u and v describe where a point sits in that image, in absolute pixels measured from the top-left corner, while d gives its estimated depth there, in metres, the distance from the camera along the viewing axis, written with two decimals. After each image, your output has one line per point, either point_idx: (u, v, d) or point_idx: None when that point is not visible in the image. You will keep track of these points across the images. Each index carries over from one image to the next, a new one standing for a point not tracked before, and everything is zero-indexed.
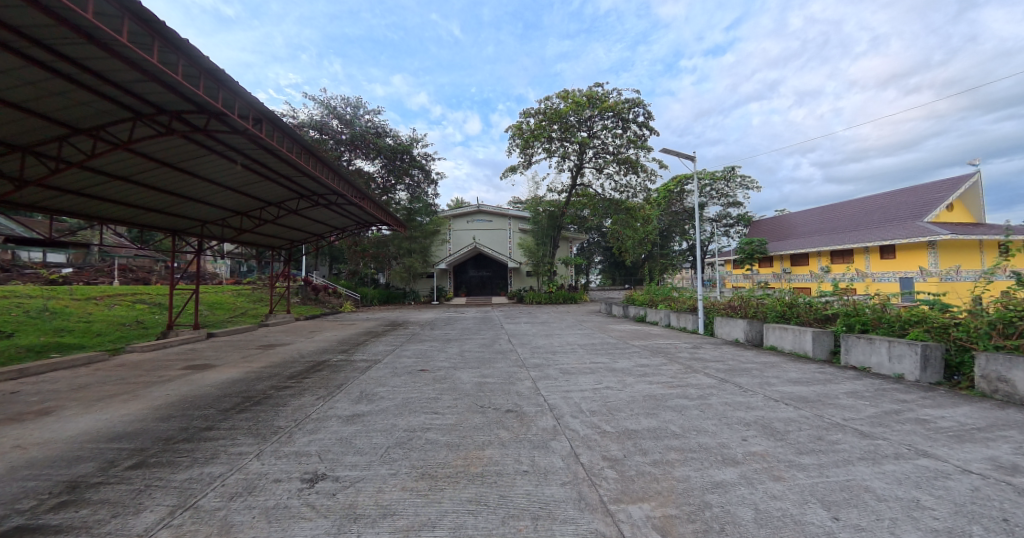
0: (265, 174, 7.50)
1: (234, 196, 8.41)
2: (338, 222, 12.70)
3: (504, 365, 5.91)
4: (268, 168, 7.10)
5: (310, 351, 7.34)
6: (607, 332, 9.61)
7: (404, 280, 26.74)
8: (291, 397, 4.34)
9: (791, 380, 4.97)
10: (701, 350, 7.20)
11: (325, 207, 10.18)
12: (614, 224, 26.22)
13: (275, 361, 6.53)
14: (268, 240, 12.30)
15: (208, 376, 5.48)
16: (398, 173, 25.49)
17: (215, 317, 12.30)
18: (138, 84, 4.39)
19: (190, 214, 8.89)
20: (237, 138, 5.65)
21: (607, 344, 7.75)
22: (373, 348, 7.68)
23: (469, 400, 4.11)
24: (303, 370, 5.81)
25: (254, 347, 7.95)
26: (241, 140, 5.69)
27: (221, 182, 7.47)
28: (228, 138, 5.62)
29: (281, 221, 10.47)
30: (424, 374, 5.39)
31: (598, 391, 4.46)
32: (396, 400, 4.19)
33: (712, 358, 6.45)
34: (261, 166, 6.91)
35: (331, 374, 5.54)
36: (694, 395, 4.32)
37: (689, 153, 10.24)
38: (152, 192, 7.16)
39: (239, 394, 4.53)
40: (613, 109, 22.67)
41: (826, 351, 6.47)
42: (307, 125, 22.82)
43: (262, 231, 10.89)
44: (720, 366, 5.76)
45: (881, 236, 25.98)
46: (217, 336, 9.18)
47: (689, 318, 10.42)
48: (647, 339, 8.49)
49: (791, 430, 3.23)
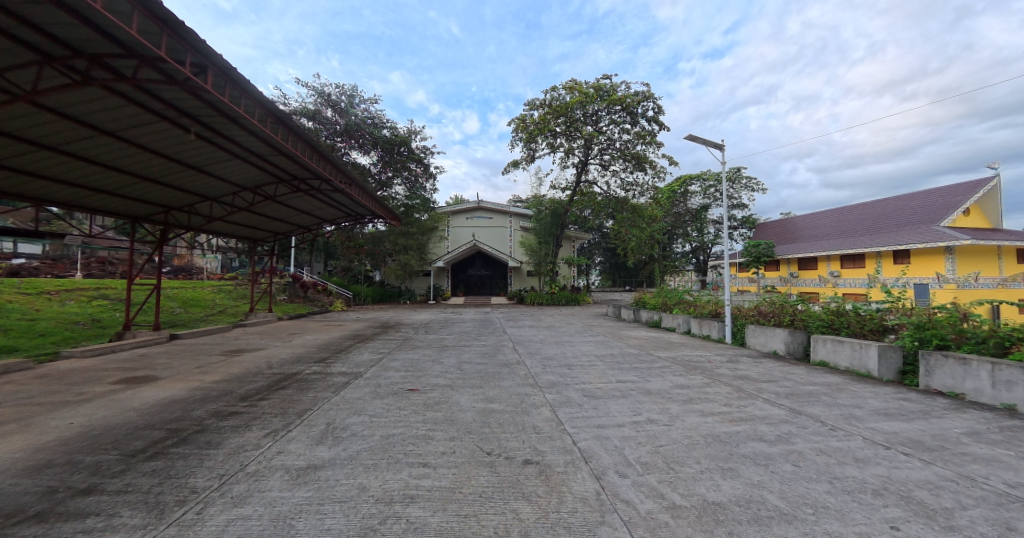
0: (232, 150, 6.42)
1: (201, 177, 7.34)
2: (328, 213, 11.69)
3: (512, 383, 4.82)
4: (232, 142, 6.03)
5: (281, 360, 6.24)
6: (622, 341, 8.52)
7: (399, 279, 25.51)
8: (233, 432, 3.23)
9: (880, 412, 3.92)
10: (741, 365, 6.14)
11: (307, 194, 9.04)
12: (619, 224, 25.18)
13: (236, 372, 5.41)
14: (245, 231, 11.16)
15: (143, 394, 4.35)
16: (395, 166, 24.51)
17: (187, 315, 11.17)
18: (28, 8, 3.23)
19: (153, 198, 7.82)
20: (180, 93, 4.53)
21: (629, 356, 6.69)
22: (356, 357, 6.58)
23: (472, 441, 3.02)
24: (265, 386, 4.70)
25: (217, 353, 6.80)
26: (185, 97, 4.57)
27: (179, 158, 6.37)
28: (169, 92, 4.50)
29: (258, 209, 9.34)
30: (413, 395, 4.30)
31: (641, 428, 3.38)
32: (373, 438, 3.10)
33: (759, 377, 5.38)
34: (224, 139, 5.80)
35: (297, 393, 4.44)
36: (771, 437, 3.25)
37: (717, 141, 9.09)
38: (94, 167, 6.04)
39: (166, 425, 3.40)
40: (621, 102, 21.56)
41: (894, 372, 5.43)
42: (299, 114, 21.68)
43: (237, 220, 9.75)
44: (778, 390, 4.70)
45: (895, 240, 25.07)
46: (181, 339, 8.05)
47: (713, 325, 9.29)
48: (671, 350, 7.44)
49: (956, 513, 2.15)
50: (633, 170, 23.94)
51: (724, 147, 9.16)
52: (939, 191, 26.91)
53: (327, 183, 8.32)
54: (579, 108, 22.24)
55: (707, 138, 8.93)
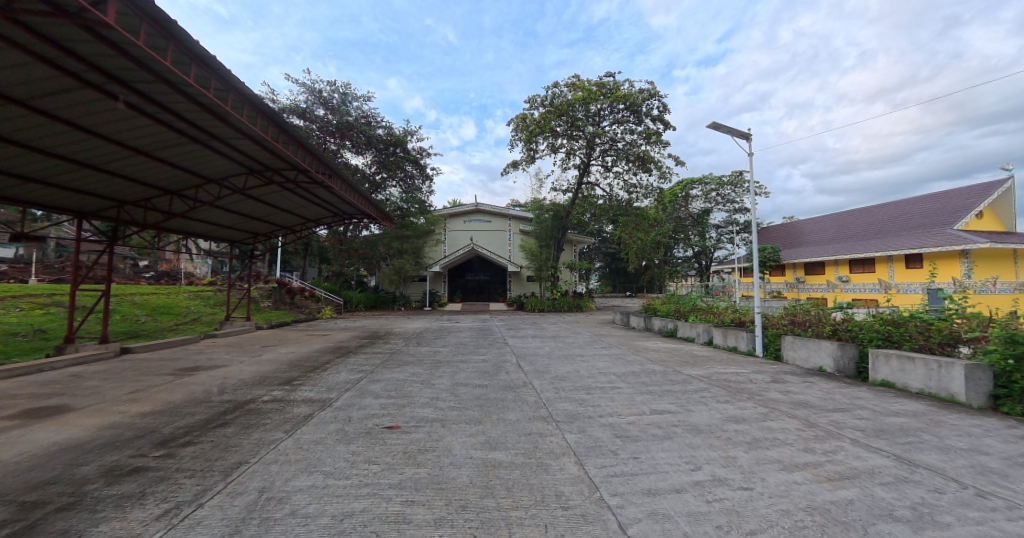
0: (173, 124, 5.53)
1: (149, 163, 6.40)
2: (312, 213, 10.81)
3: (519, 417, 3.78)
4: (169, 110, 5.15)
5: (239, 381, 5.17)
6: (641, 355, 7.47)
7: (393, 284, 24.39)
8: (113, 512, 2.17)
9: (1017, 462, 2.90)
10: (791, 387, 5.14)
11: (282, 189, 8.07)
12: (622, 227, 24.26)
13: (175, 400, 4.34)
14: (219, 231, 10.15)
15: (33, 435, 3.27)
16: (390, 167, 23.56)
17: (153, 325, 10.06)
18: None
19: (99, 191, 6.81)
20: (76, 33, 3.62)
21: (655, 375, 5.68)
22: (331, 377, 5.52)
23: (466, 530, 1.98)
24: (202, 423, 3.65)
25: (166, 372, 5.71)
26: (83, 36, 3.65)
27: (111, 135, 5.48)
28: (63, 33, 3.60)
29: (228, 206, 8.35)
30: (389, 438, 3.25)
31: (712, 499, 2.34)
32: (319, 523, 2.06)
33: (823, 404, 4.35)
34: (156, 105, 4.93)
35: (241, 433, 3.39)
36: (905, 512, 2.24)
37: (743, 131, 8.09)
38: (12, 146, 5.13)
39: (22, 495, 2.33)
40: (624, 100, 20.77)
41: (984, 396, 4.42)
42: (289, 112, 20.72)
43: (206, 218, 8.76)
44: (858, 425, 3.70)
45: (906, 243, 24.25)
46: (133, 354, 6.95)
47: (741, 335, 8.27)
48: (701, 366, 6.43)
49: None
50: (637, 171, 23.09)
51: (750, 136, 8.15)
52: (950, 193, 26.15)
53: (301, 172, 7.35)
54: (582, 107, 21.43)
55: (733, 126, 7.92)
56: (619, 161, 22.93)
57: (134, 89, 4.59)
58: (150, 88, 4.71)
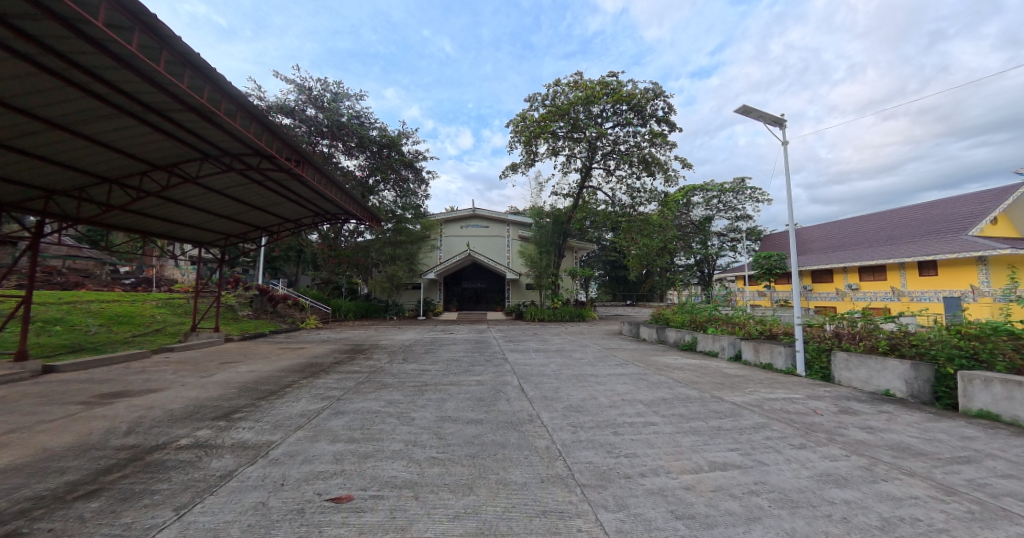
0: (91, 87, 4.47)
1: (77, 143, 5.37)
2: (290, 214, 9.81)
3: (527, 479, 2.64)
4: (78, 65, 4.07)
5: (164, 415, 4.01)
6: (664, 375, 6.36)
7: (386, 292, 23.22)
8: None
9: None
10: (870, 422, 4.03)
11: (246, 179, 6.96)
12: (627, 232, 23.38)
13: (55, 447, 3.16)
14: (180, 229, 8.97)
15: None
16: (383, 170, 22.51)
17: (104, 337, 8.85)
18: None
19: (17, 178, 5.70)
20: None
21: (692, 404, 4.56)
22: (286, 407, 4.36)
23: None
24: (62, 489, 2.48)
25: (77, 400, 4.52)
26: None
27: (10, 99, 4.38)
28: None
29: (182, 198, 7.21)
30: (331, 524, 2.09)
31: None
32: None
33: (934, 451, 3.23)
34: (56, 55, 3.85)
35: (105, 513, 2.22)
36: None
37: (777, 116, 7.10)
38: None
39: None
40: (628, 100, 19.94)
41: None
42: (276, 111, 19.69)
43: (158, 212, 7.58)
44: (1012, 489, 2.57)
45: (919, 250, 23.33)
46: (55, 374, 5.75)
47: (777, 351, 7.15)
48: (742, 390, 5.31)
49: None
50: (640, 175, 22.21)
51: (785, 122, 7.15)
52: (962, 199, 25.31)
53: (262, 157, 6.24)
54: (583, 108, 20.54)
55: (765, 110, 6.93)
56: (622, 165, 22.05)
57: (18, 29, 3.51)
58: (42, 30, 3.63)
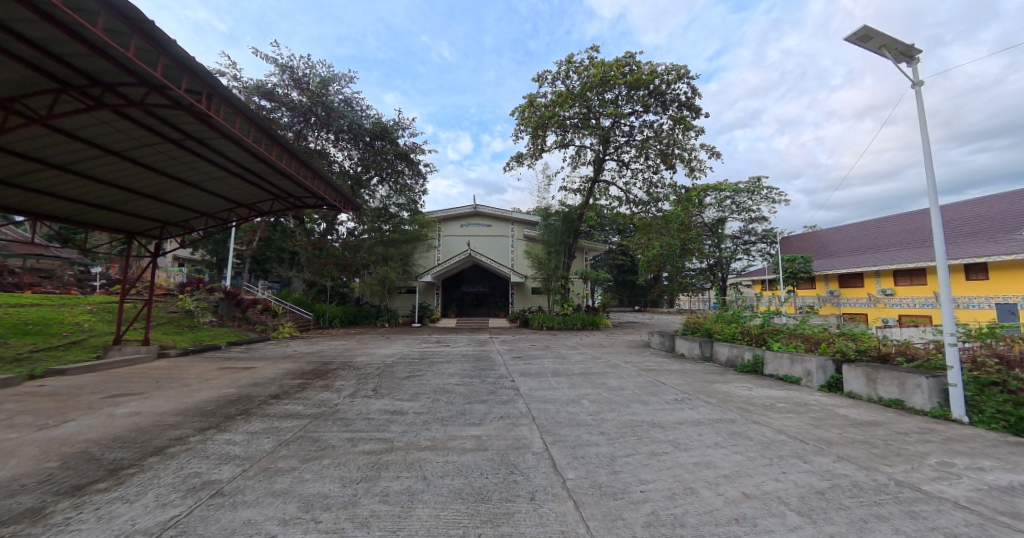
0: None
1: None
2: (238, 193, 7.61)
3: None
4: None
5: None
6: (762, 424, 4.17)
7: (378, 297, 21.02)
8: None
9: None
10: None
11: (135, 122, 4.66)
12: (643, 232, 21.14)
13: None
14: (78, 203, 6.67)
15: None
16: (375, 162, 20.43)
17: None
18: None
19: None
20: None
21: (895, 515, 2.34)
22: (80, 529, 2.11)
23: None
24: None
25: None
26: None
27: None
28: None
29: (41, 145, 4.88)
30: None
31: None
32: None
33: None
34: None
35: None
36: None
37: (907, 46, 4.97)
38: None
39: None
40: (647, 83, 17.80)
41: None
42: (252, 93, 17.58)
43: (17, 167, 5.26)
44: None
45: (968, 251, 20.94)
46: None
47: (916, 385, 4.84)
48: (933, 468, 3.06)
49: None
50: (659, 168, 20.11)
51: (918, 55, 5.03)
52: (1008, 197, 23.06)
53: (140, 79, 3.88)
54: (596, 94, 18.50)
55: (891, 36, 4.83)
56: (638, 156, 19.96)
57: None
58: None
